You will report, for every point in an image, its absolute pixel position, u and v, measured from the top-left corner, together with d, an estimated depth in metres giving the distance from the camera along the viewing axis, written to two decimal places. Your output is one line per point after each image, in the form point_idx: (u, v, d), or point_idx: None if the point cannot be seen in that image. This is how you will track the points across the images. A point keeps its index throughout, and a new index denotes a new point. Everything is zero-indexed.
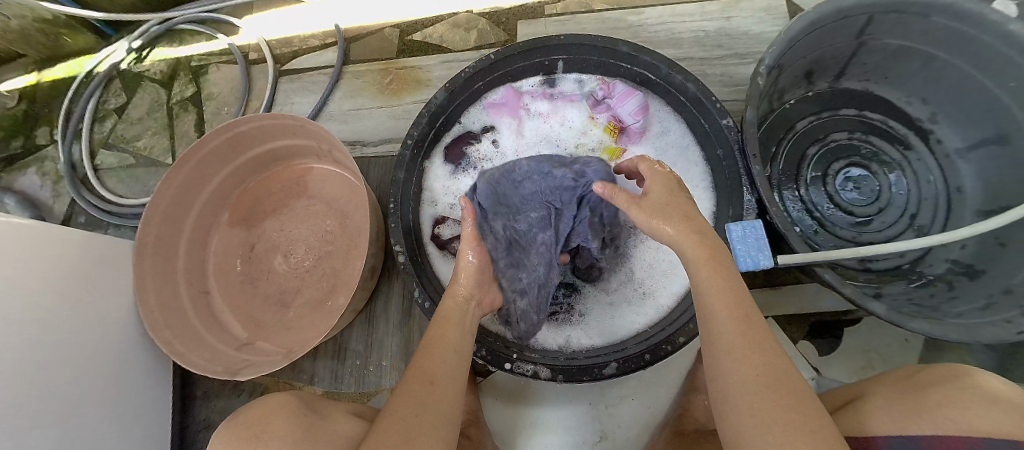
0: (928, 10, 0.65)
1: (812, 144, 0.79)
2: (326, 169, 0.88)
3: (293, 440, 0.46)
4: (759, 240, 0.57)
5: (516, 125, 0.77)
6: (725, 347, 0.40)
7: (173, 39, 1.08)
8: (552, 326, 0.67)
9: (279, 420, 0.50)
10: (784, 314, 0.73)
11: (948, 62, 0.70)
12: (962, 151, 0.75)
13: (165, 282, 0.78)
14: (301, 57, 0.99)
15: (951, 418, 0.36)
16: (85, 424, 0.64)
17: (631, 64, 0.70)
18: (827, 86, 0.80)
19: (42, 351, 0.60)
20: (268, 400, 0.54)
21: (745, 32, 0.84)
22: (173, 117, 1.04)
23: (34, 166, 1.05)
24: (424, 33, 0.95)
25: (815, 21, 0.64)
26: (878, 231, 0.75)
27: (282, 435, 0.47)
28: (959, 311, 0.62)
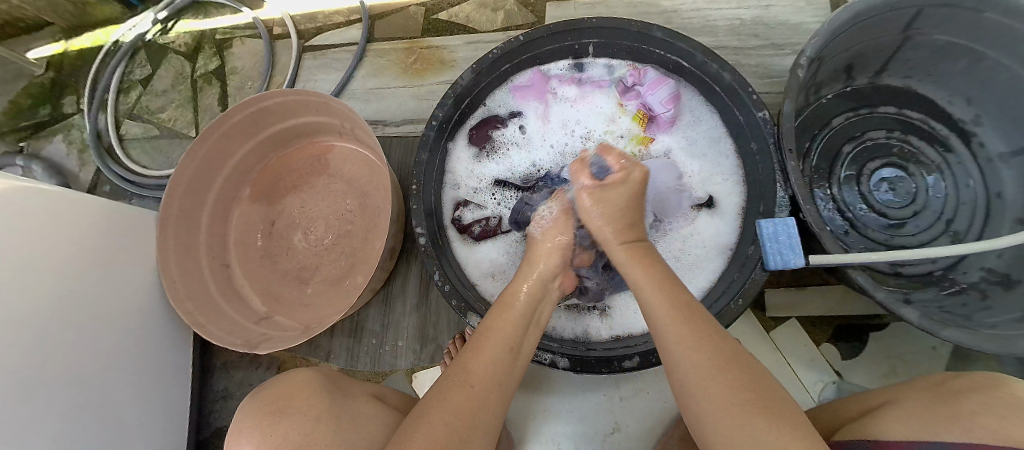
0: (983, 5, 0.62)
1: (847, 142, 0.76)
2: (348, 148, 0.87)
3: (316, 418, 0.47)
4: (791, 237, 0.55)
5: (542, 110, 0.76)
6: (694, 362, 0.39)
7: (198, 11, 1.08)
8: (571, 315, 0.66)
9: (304, 396, 0.49)
10: (809, 315, 0.71)
11: (999, 62, 0.67)
12: (1005, 156, 0.71)
13: (187, 254, 0.79)
14: (325, 34, 0.98)
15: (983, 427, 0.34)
16: (108, 387, 0.66)
17: (664, 50, 0.67)
18: (867, 81, 0.77)
19: (67, 316, 0.62)
20: (291, 377, 0.53)
21: (783, 21, 0.81)
22: (196, 91, 1.04)
23: (61, 133, 1.06)
24: (450, 13, 0.93)
25: (860, 13, 0.61)
26: (911, 234, 0.73)
27: (304, 413, 0.47)
28: (993, 321, 0.60)
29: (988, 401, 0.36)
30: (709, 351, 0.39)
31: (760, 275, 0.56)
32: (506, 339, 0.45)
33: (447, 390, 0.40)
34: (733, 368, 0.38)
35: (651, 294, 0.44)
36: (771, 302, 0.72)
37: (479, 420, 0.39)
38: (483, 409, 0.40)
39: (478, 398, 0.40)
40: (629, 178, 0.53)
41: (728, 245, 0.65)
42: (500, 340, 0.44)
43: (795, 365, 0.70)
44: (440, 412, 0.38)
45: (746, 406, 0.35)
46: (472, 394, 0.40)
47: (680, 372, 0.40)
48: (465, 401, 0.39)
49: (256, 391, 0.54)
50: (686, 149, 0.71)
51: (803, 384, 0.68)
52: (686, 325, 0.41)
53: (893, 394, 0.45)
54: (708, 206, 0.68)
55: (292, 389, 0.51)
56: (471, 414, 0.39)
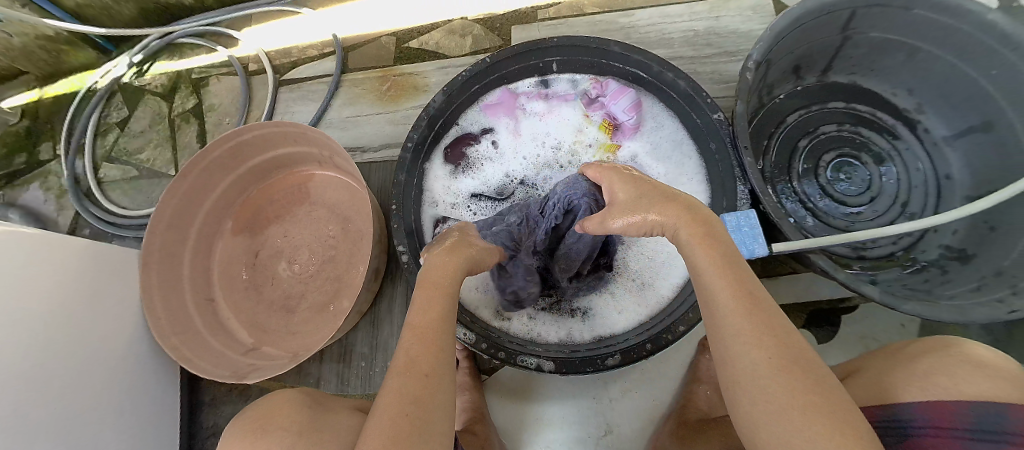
0: (911, 3, 0.67)
1: (802, 137, 0.81)
2: (328, 176, 0.89)
3: (299, 433, 0.47)
4: (753, 228, 0.58)
5: (513, 126, 0.79)
6: (742, 342, 0.37)
7: (173, 53, 1.11)
8: (554, 320, 0.68)
9: (285, 414, 0.50)
10: (783, 303, 0.74)
11: (933, 53, 0.72)
12: (950, 139, 0.77)
13: (171, 290, 0.79)
14: (300, 67, 1.01)
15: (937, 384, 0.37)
16: (93, 432, 0.65)
17: (623, 63, 0.71)
18: (816, 80, 0.82)
19: (49, 356, 0.61)
20: (271, 399, 0.54)
21: (734, 30, 0.87)
22: (175, 129, 1.05)
23: (37, 181, 1.06)
24: (420, 41, 0.97)
25: (800, 18, 0.66)
26: (870, 219, 0.77)
27: (287, 429, 0.48)
28: (952, 293, 0.64)
29: (940, 360, 0.39)
30: (770, 346, 0.36)
31: None
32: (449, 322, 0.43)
33: (403, 379, 0.38)
34: (790, 362, 0.34)
35: (718, 273, 0.41)
36: None
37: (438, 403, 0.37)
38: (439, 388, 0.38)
39: (434, 381, 0.38)
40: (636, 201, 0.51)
41: None
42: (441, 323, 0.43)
43: None
44: (399, 403, 0.36)
45: (798, 395, 0.32)
46: (427, 379, 0.38)
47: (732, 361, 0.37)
48: (422, 388, 0.37)
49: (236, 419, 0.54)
50: (652, 152, 0.74)
51: None
52: (749, 316, 0.37)
53: (860, 365, 0.47)
54: None
55: (276, 409, 0.51)
56: (430, 399, 0.37)
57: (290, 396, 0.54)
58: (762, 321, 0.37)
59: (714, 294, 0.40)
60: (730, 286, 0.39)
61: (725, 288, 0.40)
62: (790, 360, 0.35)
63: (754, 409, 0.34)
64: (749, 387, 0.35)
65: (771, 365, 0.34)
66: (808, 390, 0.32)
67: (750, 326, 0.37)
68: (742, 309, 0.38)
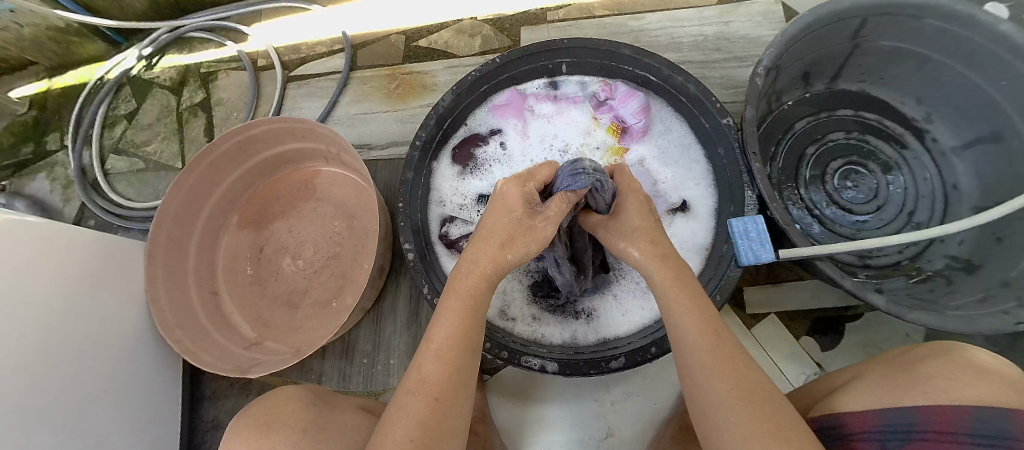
0: (922, 12, 0.67)
1: (810, 145, 0.81)
2: (334, 172, 0.90)
3: (303, 431, 0.47)
4: (761, 234, 0.58)
5: (521, 127, 0.79)
6: (709, 374, 0.40)
7: (182, 46, 1.11)
8: (559, 322, 0.67)
9: (292, 410, 0.50)
10: (787, 310, 0.73)
11: (943, 62, 0.72)
12: (958, 149, 0.77)
13: (175, 282, 0.79)
14: (309, 64, 1.01)
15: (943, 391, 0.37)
16: (96, 421, 0.65)
17: (633, 66, 0.72)
18: (824, 87, 0.82)
19: (52, 345, 0.61)
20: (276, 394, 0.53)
21: (743, 36, 0.87)
22: (182, 123, 1.06)
23: (44, 171, 1.06)
24: (429, 40, 0.97)
25: (811, 24, 0.66)
26: (877, 228, 0.77)
27: (290, 426, 0.48)
28: (958, 303, 0.64)
29: (948, 368, 0.39)
30: (733, 378, 0.39)
31: (735, 271, 0.59)
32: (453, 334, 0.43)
33: (407, 398, 0.40)
34: (751, 395, 0.38)
35: (684, 309, 0.44)
36: (750, 300, 0.75)
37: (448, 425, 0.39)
38: (451, 412, 0.40)
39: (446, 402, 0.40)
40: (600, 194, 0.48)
41: (705, 246, 0.67)
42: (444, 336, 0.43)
43: (777, 359, 0.71)
44: (407, 427, 0.38)
45: (758, 425, 0.35)
46: (436, 404, 0.40)
47: (701, 394, 0.40)
48: (429, 412, 0.39)
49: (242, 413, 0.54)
50: (660, 156, 0.74)
51: (786, 377, 0.70)
52: (712, 351, 0.41)
53: (865, 372, 0.47)
54: (682, 210, 0.70)
55: (279, 403, 0.51)
56: (437, 421, 0.39)
57: (294, 391, 0.54)
58: (725, 357, 0.40)
59: (682, 330, 0.43)
60: (697, 322, 0.43)
61: (693, 324, 0.43)
62: (751, 393, 0.38)
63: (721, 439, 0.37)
64: (717, 419, 0.38)
65: (734, 397, 0.38)
66: (766, 421, 0.35)
67: (714, 362, 0.40)
68: (707, 345, 0.41)
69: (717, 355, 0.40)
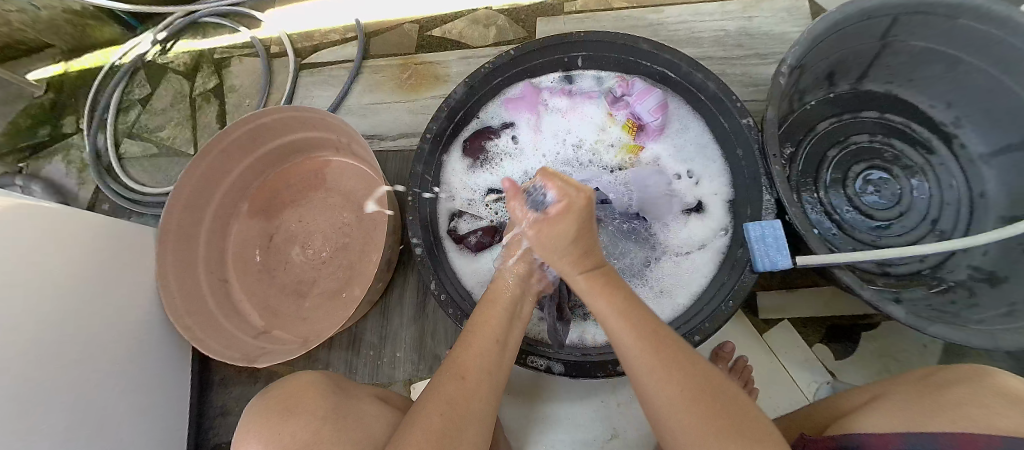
0: (957, 12, 0.64)
1: (832, 147, 0.78)
2: (344, 162, 0.89)
3: (322, 418, 0.46)
4: (778, 239, 0.56)
5: (534, 121, 0.78)
6: (650, 370, 0.39)
7: (196, 32, 1.11)
8: (566, 322, 0.66)
9: (311, 397, 0.49)
10: (801, 317, 0.72)
11: (976, 66, 0.69)
12: (987, 157, 0.74)
13: (186, 269, 0.80)
14: (321, 52, 1.00)
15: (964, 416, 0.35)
16: (106, 405, 0.66)
17: (651, 62, 0.69)
18: (849, 87, 0.80)
19: (64, 330, 0.62)
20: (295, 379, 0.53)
21: (766, 32, 0.84)
22: (195, 109, 1.06)
23: (61, 154, 1.08)
24: (443, 30, 0.95)
25: (839, 22, 0.63)
26: (899, 235, 0.74)
27: (311, 413, 0.46)
28: (980, 317, 0.61)
29: (972, 392, 0.37)
30: (676, 379, 0.38)
31: (748, 277, 0.56)
32: (494, 333, 0.47)
33: (444, 382, 0.41)
34: (687, 383, 0.38)
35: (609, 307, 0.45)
36: (763, 305, 0.73)
37: (472, 409, 0.40)
38: (476, 398, 0.41)
39: (471, 388, 0.41)
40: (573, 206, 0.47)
41: (721, 249, 0.66)
42: (487, 334, 0.47)
43: (787, 366, 0.70)
44: (436, 407, 0.39)
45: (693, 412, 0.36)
46: (467, 386, 0.41)
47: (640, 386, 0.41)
48: (460, 393, 0.40)
49: (259, 396, 0.53)
50: (675, 155, 0.73)
51: (797, 385, 0.68)
52: (649, 348, 0.41)
53: (881, 388, 0.46)
54: (697, 210, 0.69)
55: (298, 391, 0.50)
56: (465, 405, 0.40)
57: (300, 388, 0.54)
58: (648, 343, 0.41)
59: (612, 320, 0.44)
60: (623, 317, 0.44)
61: (617, 315, 0.44)
62: (688, 382, 0.38)
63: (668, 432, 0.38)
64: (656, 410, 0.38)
65: (667, 390, 0.38)
66: (703, 408, 0.36)
67: (659, 368, 0.39)
68: (649, 352, 0.40)
69: (647, 341, 0.41)
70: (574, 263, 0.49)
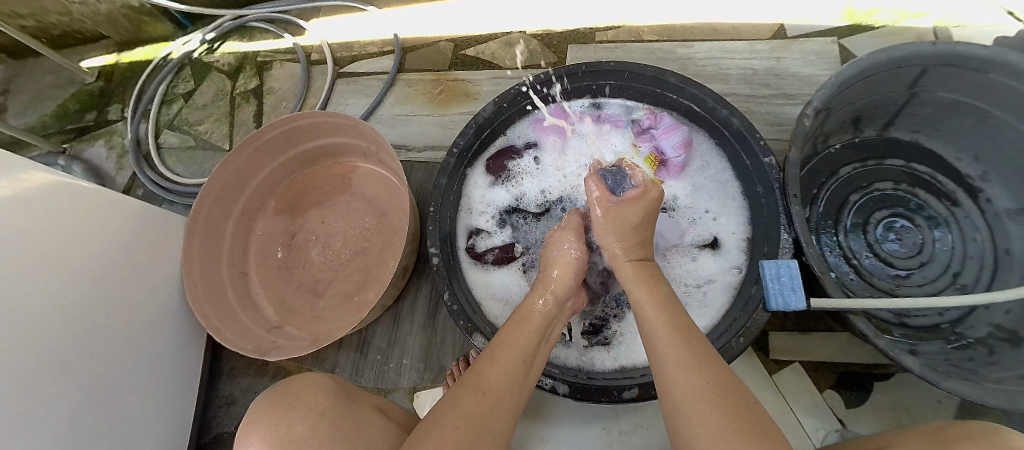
0: (987, 66, 0.64)
1: (854, 192, 0.78)
2: (371, 169, 0.92)
3: (321, 414, 0.48)
4: (793, 280, 0.56)
5: (560, 145, 0.80)
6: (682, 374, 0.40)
7: (243, 35, 1.17)
8: (576, 346, 0.66)
9: (312, 395, 0.51)
10: (814, 360, 0.71)
11: (1005, 120, 0.69)
12: (1014, 213, 0.73)
13: (210, 259, 0.83)
14: (359, 62, 1.05)
15: None
16: (120, 383, 0.68)
17: (677, 95, 0.71)
18: (875, 133, 0.80)
19: (88, 306, 0.64)
20: (302, 378, 0.54)
21: (794, 73, 0.85)
22: (234, 107, 1.11)
23: (103, 138, 1.13)
24: (477, 49, 0.99)
25: (867, 68, 0.64)
26: (918, 285, 0.73)
27: (308, 408, 0.49)
28: (999, 377, 0.60)
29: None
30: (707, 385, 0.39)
31: (761, 315, 0.57)
32: (518, 355, 0.47)
33: (465, 394, 0.41)
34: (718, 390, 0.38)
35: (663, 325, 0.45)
36: (774, 345, 0.73)
37: (488, 422, 0.40)
38: (493, 414, 0.40)
39: (492, 403, 0.41)
40: (647, 195, 0.58)
41: (731, 284, 0.66)
42: (513, 352, 0.47)
43: (796, 409, 0.69)
44: (453, 416, 0.39)
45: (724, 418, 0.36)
46: (485, 400, 0.41)
47: (670, 395, 0.40)
48: (477, 407, 0.40)
49: (272, 388, 0.56)
50: (694, 193, 0.74)
51: (805, 430, 0.67)
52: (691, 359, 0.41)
53: (895, 440, 0.45)
54: (711, 246, 0.70)
55: (300, 389, 0.52)
56: (481, 419, 0.39)
57: (319, 379, 0.54)
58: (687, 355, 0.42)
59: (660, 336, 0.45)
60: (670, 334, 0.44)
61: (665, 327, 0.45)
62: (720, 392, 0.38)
63: (691, 443, 0.37)
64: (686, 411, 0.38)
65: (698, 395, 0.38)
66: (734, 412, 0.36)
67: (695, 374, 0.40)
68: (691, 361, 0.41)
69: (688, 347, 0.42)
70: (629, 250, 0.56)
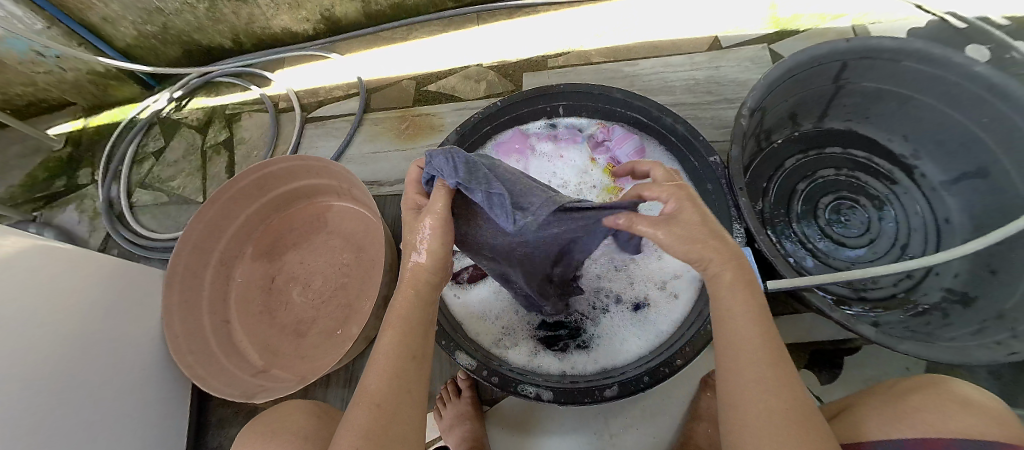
0: (898, 55, 0.72)
1: (801, 181, 0.84)
2: (345, 206, 0.94)
3: (300, 437, 0.49)
4: (749, 265, 0.60)
5: (523, 165, 0.83)
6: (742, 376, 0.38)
7: (211, 90, 1.20)
8: (556, 355, 0.68)
9: (295, 419, 0.52)
10: (784, 343, 0.74)
11: (924, 101, 0.77)
12: (947, 184, 0.80)
13: (190, 309, 0.83)
14: (326, 106, 1.09)
15: None
16: (106, 443, 0.66)
17: (625, 109, 0.77)
18: (812, 125, 0.87)
19: (69, 365, 0.64)
20: (287, 406, 0.56)
21: (732, 80, 0.93)
22: (206, 159, 1.13)
23: (74, 203, 1.13)
24: (438, 84, 1.04)
25: (793, 68, 0.71)
26: (870, 261, 0.78)
27: (292, 432, 0.50)
28: (952, 335, 0.65)
29: None
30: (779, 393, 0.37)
31: None
32: (400, 347, 0.43)
33: (358, 412, 0.40)
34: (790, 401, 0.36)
35: (735, 309, 0.41)
36: None
37: (391, 436, 0.39)
38: (398, 419, 0.40)
39: (389, 414, 0.40)
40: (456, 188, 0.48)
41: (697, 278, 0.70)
42: (395, 349, 0.43)
43: None
44: (350, 438, 0.38)
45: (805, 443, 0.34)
46: (382, 413, 0.40)
47: (731, 383, 0.39)
48: (375, 423, 0.39)
49: (249, 422, 0.56)
50: None
51: None
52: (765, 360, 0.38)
53: (856, 399, 0.49)
54: None
55: (284, 415, 0.53)
56: (381, 434, 0.39)
57: (299, 405, 0.56)
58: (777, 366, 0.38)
59: (735, 345, 0.40)
60: (762, 340, 0.39)
61: (742, 336, 0.40)
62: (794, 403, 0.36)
63: (744, 430, 0.36)
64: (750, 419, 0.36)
65: (776, 410, 0.36)
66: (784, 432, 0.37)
67: (765, 377, 0.38)
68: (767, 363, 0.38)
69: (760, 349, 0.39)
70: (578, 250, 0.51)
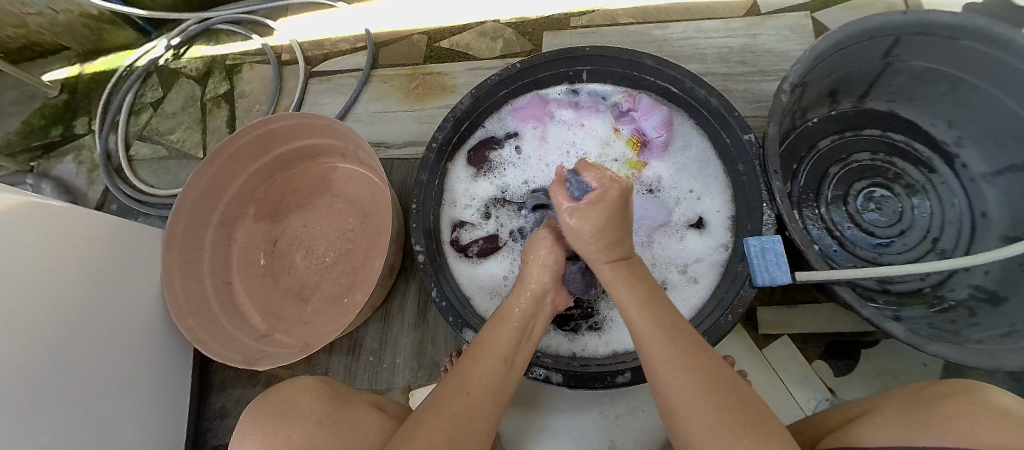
0: (958, 32, 0.65)
1: (834, 164, 0.79)
2: (350, 169, 0.90)
3: (318, 421, 0.47)
4: (778, 255, 0.57)
5: (539, 133, 0.79)
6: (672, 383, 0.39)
7: (210, 38, 1.13)
8: (565, 335, 0.66)
9: (307, 402, 0.50)
10: (801, 333, 0.72)
11: (977, 86, 0.70)
12: (988, 176, 0.74)
13: (191, 269, 0.81)
14: (331, 60, 1.02)
15: (952, 428, 0.36)
16: (106, 403, 0.66)
17: (654, 77, 0.71)
18: (851, 105, 0.81)
19: (66, 325, 0.62)
20: (291, 385, 0.54)
21: (769, 49, 0.85)
22: (205, 113, 1.08)
23: (71, 154, 1.09)
24: (451, 41, 0.97)
25: (841, 41, 0.64)
26: (899, 252, 0.74)
27: (307, 416, 0.48)
28: (981, 337, 0.62)
29: (967, 408, 0.37)
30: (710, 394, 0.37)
31: (748, 292, 0.58)
32: (500, 352, 0.47)
33: (449, 397, 0.41)
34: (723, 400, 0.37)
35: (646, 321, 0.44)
36: (763, 320, 0.73)
37: (475, 428, 0.40)
38: (478, 415, 0.41)
39: (475, 405, 0.41)
40: (606, 195, 0.48)
41: (719, 263, 0.67)
42: (493, 352, 0.46)
43: (787, 381, 0.70)
44: (439, 418, 0.39)
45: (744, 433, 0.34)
46: (470, 401, 0.42)
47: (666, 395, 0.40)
48: (463, 410, 0.40)
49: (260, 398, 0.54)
50: (677, 173, 0.74)
51: (797, 401, 0.69)
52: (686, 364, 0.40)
53: (879, 403, 0.46)
54: (697, 226, 0.70)
55: (293, 396, 0.51)
56: (466, 424, 0.40)
57: (310, 384, 0.54)
58: (685, 366, 0.40)
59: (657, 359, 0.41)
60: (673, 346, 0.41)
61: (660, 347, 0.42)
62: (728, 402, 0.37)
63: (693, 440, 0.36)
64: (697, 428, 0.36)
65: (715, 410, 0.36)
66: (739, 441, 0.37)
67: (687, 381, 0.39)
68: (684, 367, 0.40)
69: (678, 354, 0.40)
70: (601, 253, 0.50)
